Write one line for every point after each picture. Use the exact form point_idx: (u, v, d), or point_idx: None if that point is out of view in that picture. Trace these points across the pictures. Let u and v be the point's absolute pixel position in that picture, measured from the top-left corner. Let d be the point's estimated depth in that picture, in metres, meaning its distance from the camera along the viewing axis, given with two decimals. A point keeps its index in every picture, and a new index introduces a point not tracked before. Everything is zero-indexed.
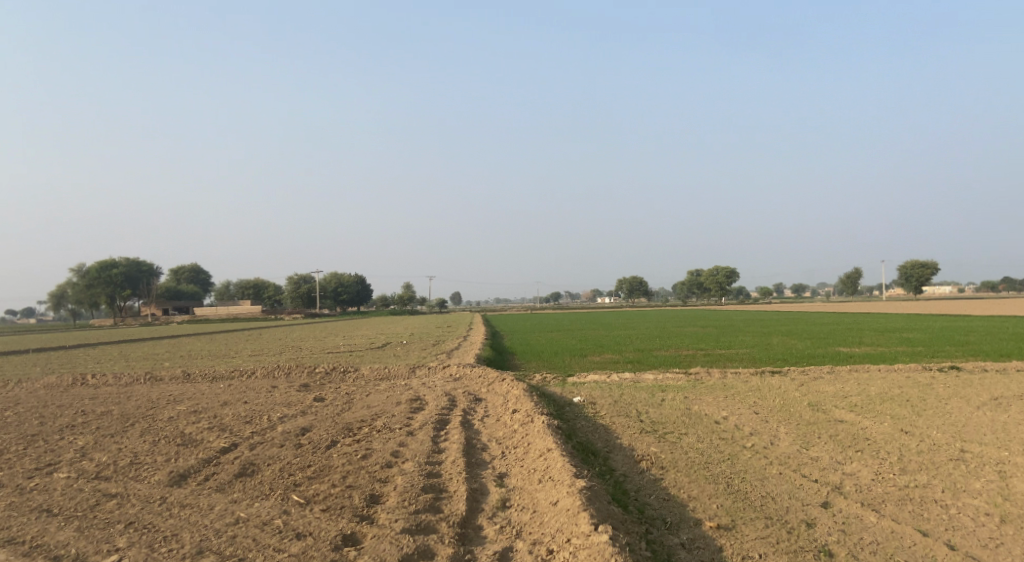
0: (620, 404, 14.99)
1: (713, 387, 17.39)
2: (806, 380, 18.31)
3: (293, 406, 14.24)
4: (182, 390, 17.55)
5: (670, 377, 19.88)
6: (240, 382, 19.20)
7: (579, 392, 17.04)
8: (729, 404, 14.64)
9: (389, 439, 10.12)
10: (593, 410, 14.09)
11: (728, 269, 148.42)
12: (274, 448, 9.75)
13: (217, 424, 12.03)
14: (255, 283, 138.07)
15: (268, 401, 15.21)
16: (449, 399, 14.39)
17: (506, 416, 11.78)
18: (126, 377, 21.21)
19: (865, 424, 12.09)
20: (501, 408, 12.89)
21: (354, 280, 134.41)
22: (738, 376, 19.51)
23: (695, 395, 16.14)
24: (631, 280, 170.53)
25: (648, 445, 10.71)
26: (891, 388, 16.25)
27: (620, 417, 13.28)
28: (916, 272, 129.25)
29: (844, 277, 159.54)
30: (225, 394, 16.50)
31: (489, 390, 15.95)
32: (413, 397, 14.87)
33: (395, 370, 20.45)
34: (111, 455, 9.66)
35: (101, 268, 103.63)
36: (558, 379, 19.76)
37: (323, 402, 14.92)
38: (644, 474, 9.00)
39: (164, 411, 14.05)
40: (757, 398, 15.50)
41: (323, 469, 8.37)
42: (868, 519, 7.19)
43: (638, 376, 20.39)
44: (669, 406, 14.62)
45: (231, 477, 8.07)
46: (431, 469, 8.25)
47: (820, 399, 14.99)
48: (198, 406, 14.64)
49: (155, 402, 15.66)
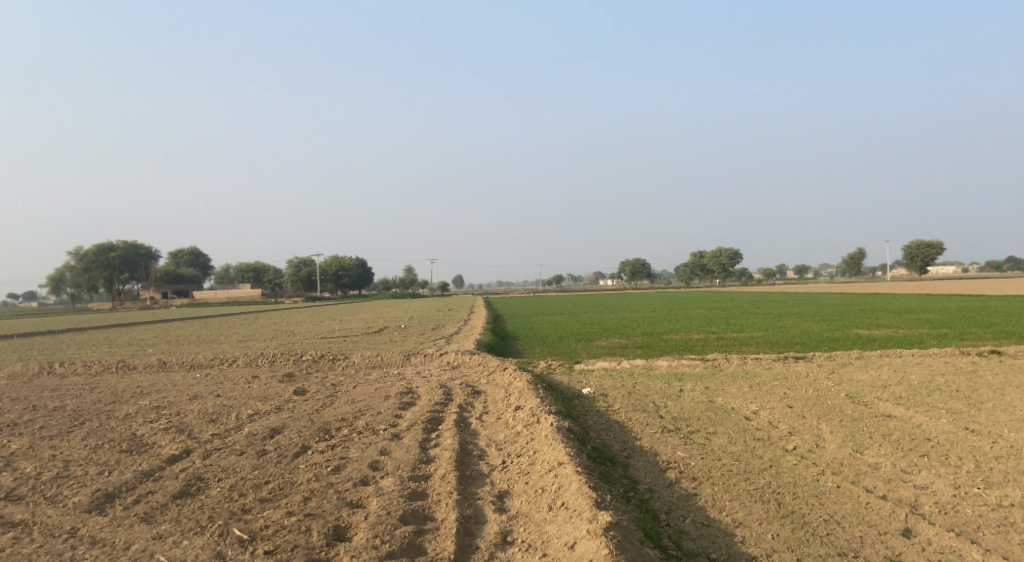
0: (635, 396, 13.45)
1: (735, 375, 15.85)
2: (837, 367, 16.77)
3: (269, 400, 12.70)
4: (153, 381, 16.00)
5: (686, 364, 18.34)
6: (219, 372, 17.61)
7: (587, 382, 15.49)
8: (757, 396, 13.08)
9: (369, 445, 8.57)
10: (605, 405, 12.55)
11: (732, 250, 146.64)
12: (231, 457, 8.21)
13: (177, 425, 10.49)
14: (255, 266, 136.25)
15: (243, 394, 13.66)
16: (443, 393, 12.84)
17: (508, 415, 10.21)
18: (97, 366, 19.69)
19: (921, 421, 10.57)
20: (502, 404, 11.32)
21: (355, 263, 132.12)
22: (760, 363, 17.95)
23: (717, 385, 14.57)
24: (634, 262, 168.46)
25: (673, 448, 9.17)
26: (934, 376, 14.72)
27: (636, 413, 11.74)
28: (923, 253, 127.33)
29: (850, 258, 157.90)
30: (198, 386, 14.97)
31: (488, 380, 14.42)
32: (404, 390, 13.30)
33: (387, 358, 18.85)
34: (38, 466, 8.13)
35: (100, 251, 102.08)
36: (563, 367, 18.25)
37: (303, 396, 13.35)
38: (673, 488, 7.47)
39: (124, 407, 12.48)
40: (787, 387, 13.96)
41: (282, 488, 6.80)
42: (970, 555, 5.86)
43: (650, 363, 18.87)
44: (690, 398, 13.08)
45: (166, 501, 6.52)
46: (415, 486, 6.73)
47: (858, 389, 13.48)
48: (163, 401, 13.08)
49: (120, 395, 14.11)
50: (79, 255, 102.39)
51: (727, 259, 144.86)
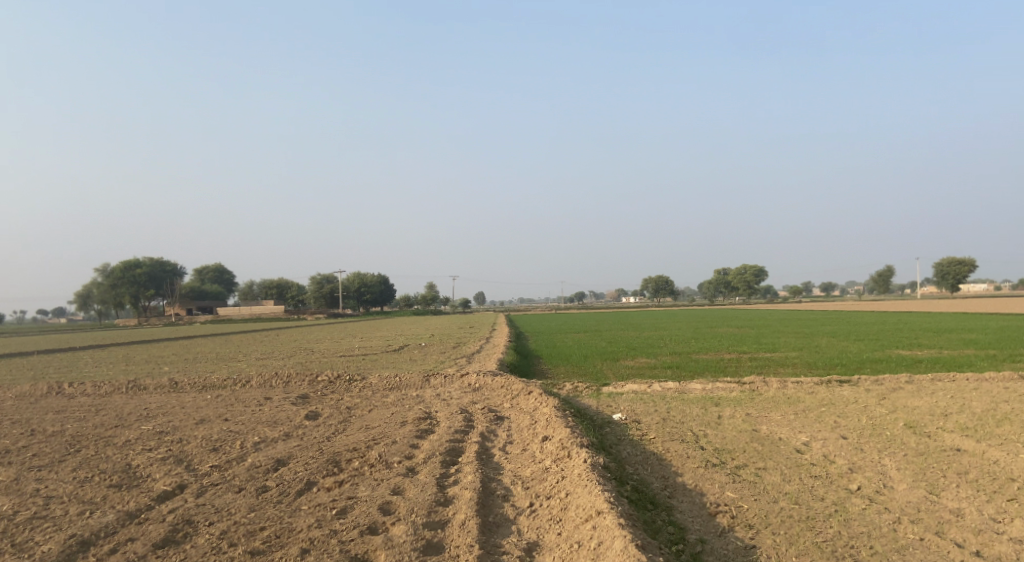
0: (671, 423, 12.44)
1: (776, 400, 14.72)
2: (887, 392, 15.56)
3: (279, 426, 11.88)
4: (161, 404, 15.28)
5: (722, 387, 17.26)
6: (230, 393, 16.85)
7: (618, 406, 14.51)
8: (805, 424, 11.98)
9: (381, 481, 7.68)
10: (640, 433, 11.56)
11: (757, 267, 144.60)
12: (227, 495, 7.36)
13: (176, 454, 9.69)
14: (278, 283, 137.01)
15: (251, 418, 12.86)
16: (464, 419, 11.92)
17: (535, 446, 9.28)
18: (107, 385, 19.05)
19: (997, 457, 9.49)
20: (528, 433, 10.38)
21: (377, 280, 132.73)
22: (802, 387, 16.76)
23: (759, 412, 13.48)
24: (656, 279, 166.78)
25: (721, 487, 8.17)
26: (999, 403, 13.50)
27: (674, 443, 10.74)
28: (954, 270, 124.19)
29: (877, 275, 155.29)
30: (207, 409, 14.20)
31: (512, 405, 13.50)
32: (422, 415, 12.39)
33: (405, 379, 17.98)
34: (16, 503, 7.37)
35: (126, 268, 103.24)
36: (590, 390, 17.22)
37: (315, 421, 12.51)
38: (727, 539, 6.52)
39: (126, 433, 11.74)
40: (836, 415, 12.86)
41: (279, 536, 5.95)
42: None
43: (683, 386, 17.78)
44: (731, 426, 12.06)
45: (145, 553, 5.69)
46: (429, 536, 5.85)
47: (916, 419, 12.35)
48: (167, 426, 12.31)
49: (124, 419, 13.39)
50: (107, 271, 103.60)
51: (753, 276, 142.80)
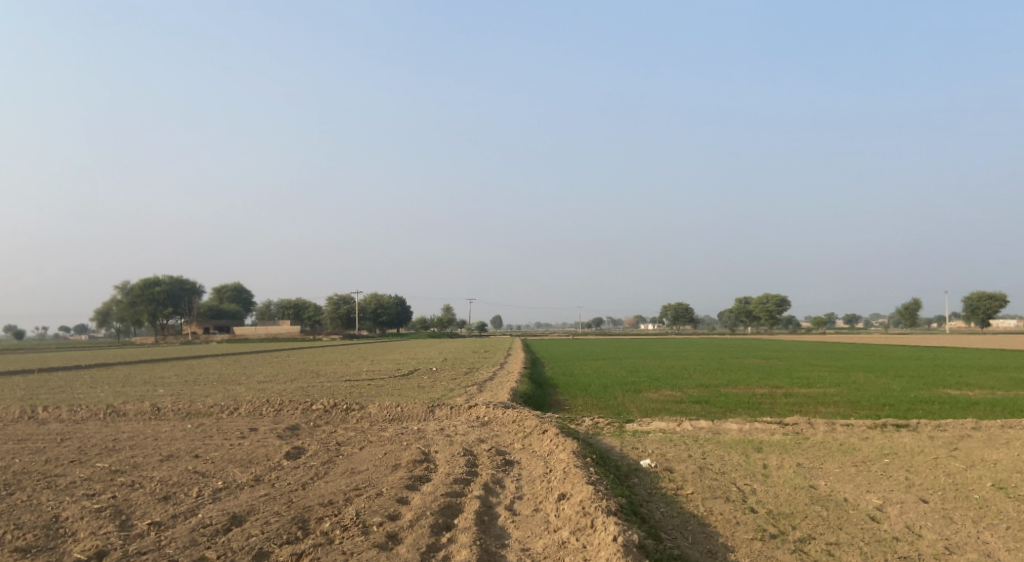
0: (708, 474, 10.62)
1: (829, 448, 12.82)
2: (955, 441, 13.58)
3: (251, 466, 10.22)
4: (134, 434, 13.71)
5: (761, 428, 15.40)
6: (213, 423, 15.21)
7: (646, 449, 12.70)
8: (872, 482, 10.12)
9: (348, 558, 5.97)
10: (675, 486, 9.76)
11: (780, 297, 141.74)
12: None
13: (117, 503, 8.04)
14: (296, 303, 136.49)
15: (223, 455, 11.18)
16: (468, 463, 10.18)
17: (552, 507, 7.55)
18: (84, 410, 17.53)
19: None
20: (543, 486, 8.61)
21: (394, 301, 131.86)
22: (854, 431, 14.77)
23: (811, 462, 11.61)
24: (676, 306, 163.90)
25: None
26: None
27: (718, 502, 8.94)
28: (985, 305, 120.30)
29: (904, 308, 151.75)
30: (179, 442, 12.54)
31: (524, 446, 11.73)
32: (417, 457, 10.63)
33: (408, 410, 16.24)
34: None
35: (146, 285, 102.99)
36: (613, 427, 15.41)
37: (295, 460, 10.81)
38: None
39: (75, 471, 10.12)
40: (905, 470, 10.97)
41: None
42: None
43: (717, 425, 15.91)
44: (783, 480, 10.23)
45: None
46: None
47: (1005, 477, 10.44)
48: (125, 463, 10.69)
49: (83, 452, 11.82)
50: (127, 289, 103.60)
51: (776, 305, 139.89)
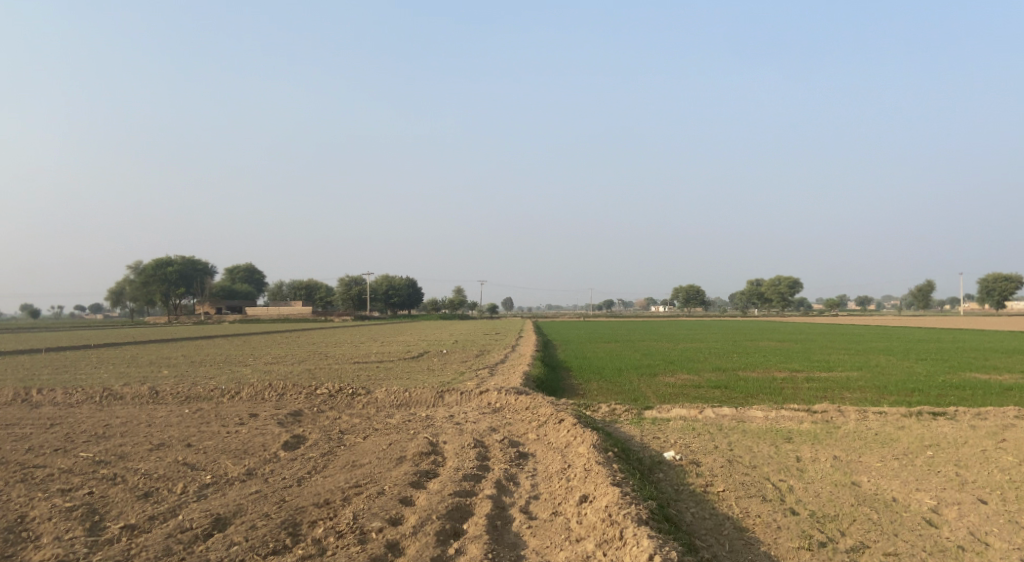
0: (739, 468, 9.77)
1: (866, 439, 11.92)
2: (999, 431, 12.64)
3: (244, 458, 9.45)
4: (127, 419, 12.98)
5: (789, 416, 14.51)
6: (212, 408, 14.50)
7: (669, 439, 11.84)
8: (921, 478, 9.24)
9: None
10: (706, 483, 8.90)
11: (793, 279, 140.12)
12: None
13: (93, 501, 7.28)
14: (308, 284, 136.45)
15: (217, 445, 10.41)
16: (479, 457, 9.36)
17: (573, 511, 6.73)
18: (82, 392, 16.89)
19: None
20: (561, 485, 7.77)
21: (405, 282, 131.21)
22: (888, 420, 13.85)
23: (849, 454, 10.73)
24: (687, 288, 162.31)
25: None
26: None
27: (754, 502, 8.09)
28: (1001, 286, 118.12)
29: (919, 291, 149.61)
30: (173, 429, 11.82)
31: (539, 438, 10.88)
32: (423, 448, 9.81)
33: (415, 396, 15.46)
34: None
35: (158, 265, 102.59)
36: (631, 414, 14.57)
37: (293, 451, 10.04)
38: None
39: (55, 462, 9.36)
40: (954, 464, 10.06)
41: None
42: None
43: (741, 412, 15.05)
44: (822, 475, 9.37)
45: None
46: None
47: None
48: (111, 452, 9.94)
49: (70, 439, 11.10)
50: (140, 269, 103.40)
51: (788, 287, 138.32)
